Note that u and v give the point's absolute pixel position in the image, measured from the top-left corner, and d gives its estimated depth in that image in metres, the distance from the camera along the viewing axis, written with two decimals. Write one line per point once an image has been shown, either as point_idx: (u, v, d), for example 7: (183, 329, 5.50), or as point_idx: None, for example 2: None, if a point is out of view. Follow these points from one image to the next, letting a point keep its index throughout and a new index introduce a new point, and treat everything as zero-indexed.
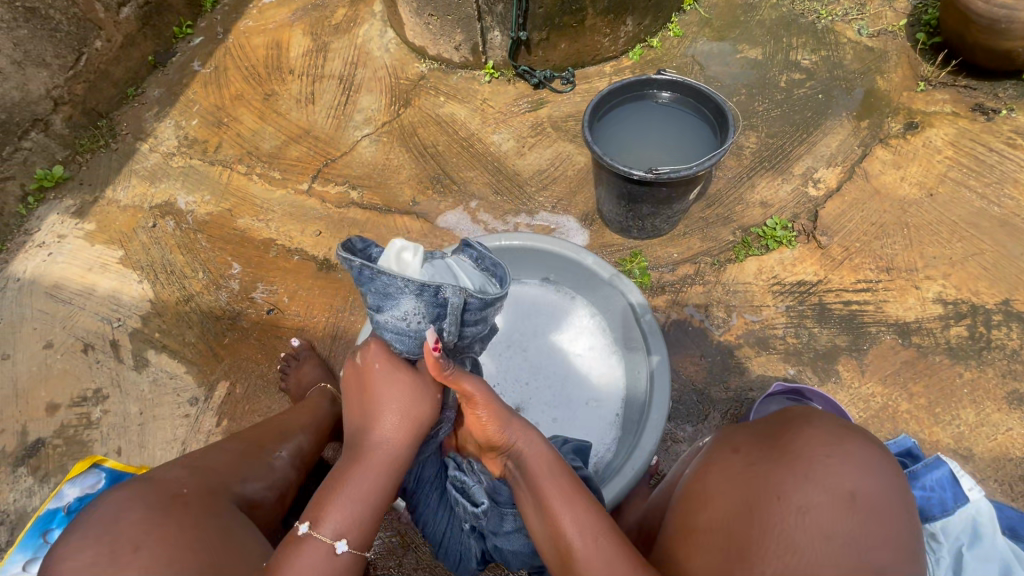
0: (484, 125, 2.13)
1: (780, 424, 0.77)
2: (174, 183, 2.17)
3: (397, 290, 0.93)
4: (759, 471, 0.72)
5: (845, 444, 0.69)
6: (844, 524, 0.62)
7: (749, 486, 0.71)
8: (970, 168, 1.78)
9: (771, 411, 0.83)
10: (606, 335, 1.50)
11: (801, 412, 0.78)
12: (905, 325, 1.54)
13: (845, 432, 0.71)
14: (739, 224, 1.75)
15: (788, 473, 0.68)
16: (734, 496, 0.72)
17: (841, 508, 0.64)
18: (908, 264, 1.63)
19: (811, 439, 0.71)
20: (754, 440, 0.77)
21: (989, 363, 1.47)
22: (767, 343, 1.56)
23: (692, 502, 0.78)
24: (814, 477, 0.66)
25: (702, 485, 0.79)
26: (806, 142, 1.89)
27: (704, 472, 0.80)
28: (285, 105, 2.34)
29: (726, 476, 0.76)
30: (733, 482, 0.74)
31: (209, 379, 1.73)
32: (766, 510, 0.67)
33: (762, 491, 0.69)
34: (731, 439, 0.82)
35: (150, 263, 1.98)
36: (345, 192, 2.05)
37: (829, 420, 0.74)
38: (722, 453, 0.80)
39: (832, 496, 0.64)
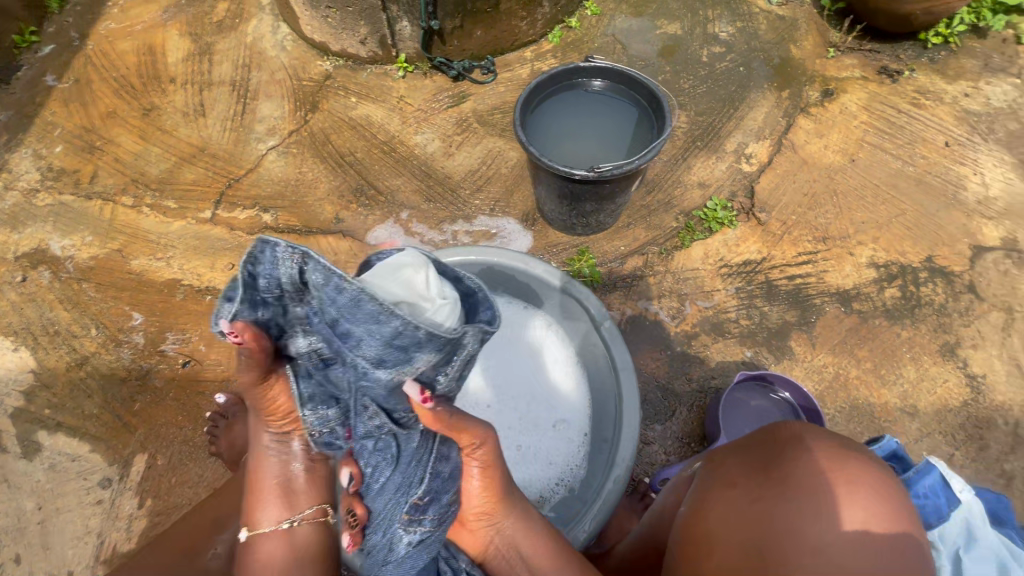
0: (404, 125, 1.96)
1: (771, 445, 0.75)
2: (42, 225, 1.84)
3: (416, 346, 0.75)
4: (765, 503, 0.68)
5: (847, 463, 0.68)
6: (863, 552, 0.60)
7: (758, 521, 0.67)
8: (884, 131, 1.85)
9: (760, 435, 0.81)
10: (564, 346, 1.42)
11: (795, 433, 0.75)
12: (846, 293, 1.59)
13: (843, 450, 0.70)
14: (681, 208, 1.72)
15: (796, 502, 0.65)
16: (742, 533, 0.67)
17: (856, 535, 0.61)
18: (841, 231, 1.68)
19: (813, 465, 0.68)
20: (749, 468, 0.74)
21: (922, 320, 1.55)
22: (722, 329, 1.55)
23: (693, 542, 0.73)
24: (824, 505, 0.64)
25: (702, 524, 0.73)
26: (734, 118, 1.88)
27: (702, 509, 0.75)
28: (170, 120, 2.03)
29: (728, 511, 0.71)
30: (737, 519, 0.69)
31: (123, 454, 1.49)
32: (781, 547, 0.63)
33: (773, 525, 0.65)
34: (722, 469, 0.78)
35: (25, 326, 1.67)
36: (256, 216, 1.82)
37: (825, 441, 0.72)
38: (719, 485, 0.75)
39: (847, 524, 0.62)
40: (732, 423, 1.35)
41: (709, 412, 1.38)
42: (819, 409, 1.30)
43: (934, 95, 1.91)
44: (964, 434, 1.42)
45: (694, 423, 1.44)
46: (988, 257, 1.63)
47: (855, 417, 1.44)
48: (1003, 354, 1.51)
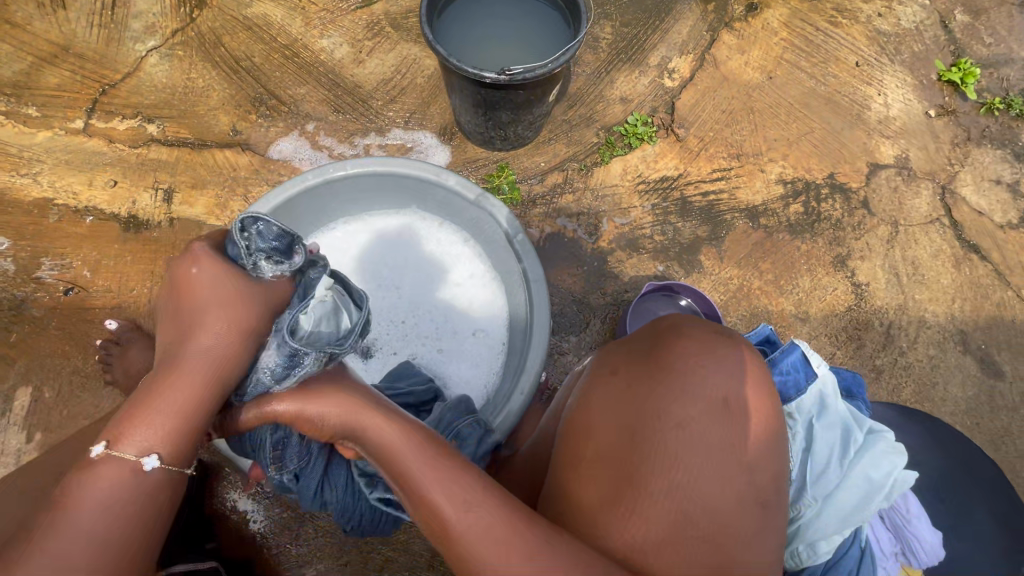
0: (308, 27, 1.76)
1: (654, 339, 0.77)
2: None
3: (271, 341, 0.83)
4: (640, 390, 0.71)
5: (716, 351, 0.71)
6: (719, 429, 0.67)
7: (632, 409, 0.70)
8: (801, 49, 1.86)
9: (641, 330, 0.83)
10: (484, 263, 1.42)
11: (672, 325, 0.79)
12: (754, 209, 1.65)
13: (715, 338, 0.73)
14: (602, 123, 1.69)
15: (667, 388, 0.69)
16: (618, 420, 0.70)
17: (715, 414, 0.67)
18: (755, 149, 1.72)
19: (686, 349, 0.72)
20: (632, 361, 0.76)
21: (820, 234, 1.64)
22: (637, 245, 1.58)
23: (575, 429, 0.75)
24: (691, 390, 0.68)
25: (585, 414, 0.75)
26: (659, 30, 1.83)
27: (586, 400, 0.77)
28: (21, 11, 1.72)
29: (608, 400, 0.73)
30: (615, 408, 0.72)
31: (2, 388, 1.37)
32: (650, 430, 0.67)
33: (644, 411, 0.69)
34: (610, 361, 0.80)
35: None
36: (139, 127, 1.62)
37: (698, 330, 0.75)
38: (600, 379, 0.78)
39: (709, 406, 0.67)
40: None
41: (620, 322, 1.43)
42: (718, 314, 1.38)
43: (851, 13, 1.92)
44: (846, 335, 1.56)
45: (606, 333, 1.50)
46: (882, 174, 1.73)
47: (753, 324, 1.54)
48: (886, 264, 1.64)
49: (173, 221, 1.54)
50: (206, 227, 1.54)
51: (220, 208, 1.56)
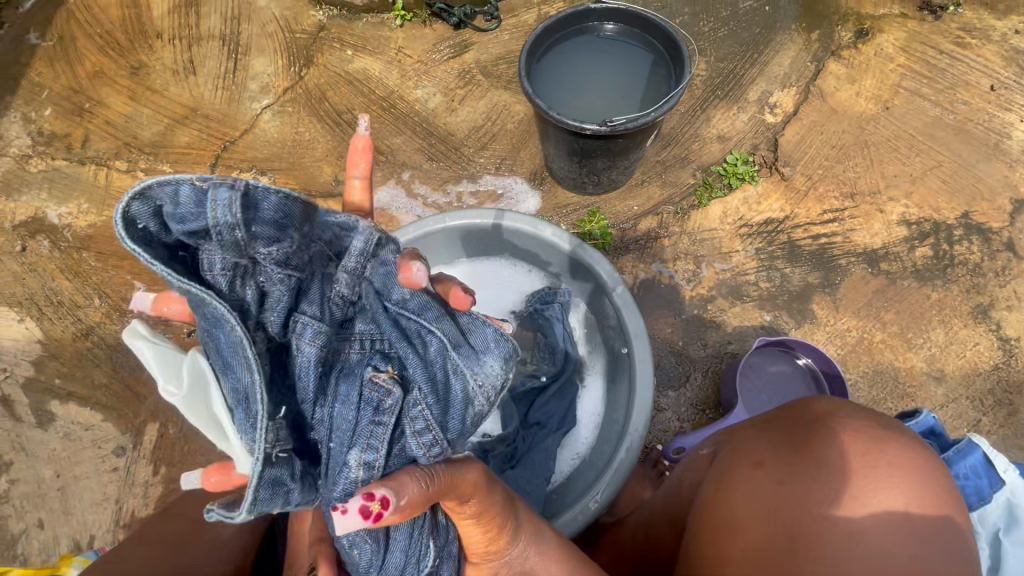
0: (404, 79, 1.85)
1: (803, 427, 0.68)
2: (38, 193, 1.81)
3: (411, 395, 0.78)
4: (793, 488, 0.62)
5: (885, 446, 0.61)
6: (906, 544, 0.54)
7: (782, 507, 0.61)
8: (922, 75, 1.70)
9: (786, 413, 0.75)
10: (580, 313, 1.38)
11: (826, 411, 0.70)
12: (873, 252, 1.50)
13: (882, 432, 0.63)
14: (698, 163, 1.62)
15: (825, 487, 0.60)
16: (767, 521, 0.62)
17: (894, 525, 0.56)
18: (871, 186, 1.57)
19: (844, 440, 0.63)
20: (779, 450, 0.68)
21: (955, 280, 1.46)
22: (740, 292, 1.48)
23: (716, 528, 0.67)
24: (859, 491, 0.58)
25: (725, 509, 0.67)
26: (758, 63, 1.74)
27: (725, 492, 0.69)
28: (159, 79, 1.95)
29: (752, 496, 0.65)
30: (759, 503, 0.64)
31: (133, 423, 1.49)
32: (807, 533, 0.58)
33: (797, 511, 0.60)
34: (751, 448, 0.72)
35: (29, 297, 1.65)
36: (253, 180, 1.75)
37: (855, 420, 0.66)
38: (741, 468, 0.70)
39: (885, 512, 0.56)
40: (749, 390, 1.30)
41: (726, 379, 1.33)
42: (841, 375, 1.24)
43: (980, 32, 1.74)
44: (992, 398, 1.36)
45: (709, 389, 1.40)
46: None
47: (877, 383, 1.38)
48: None
49: None
50: None
51: None
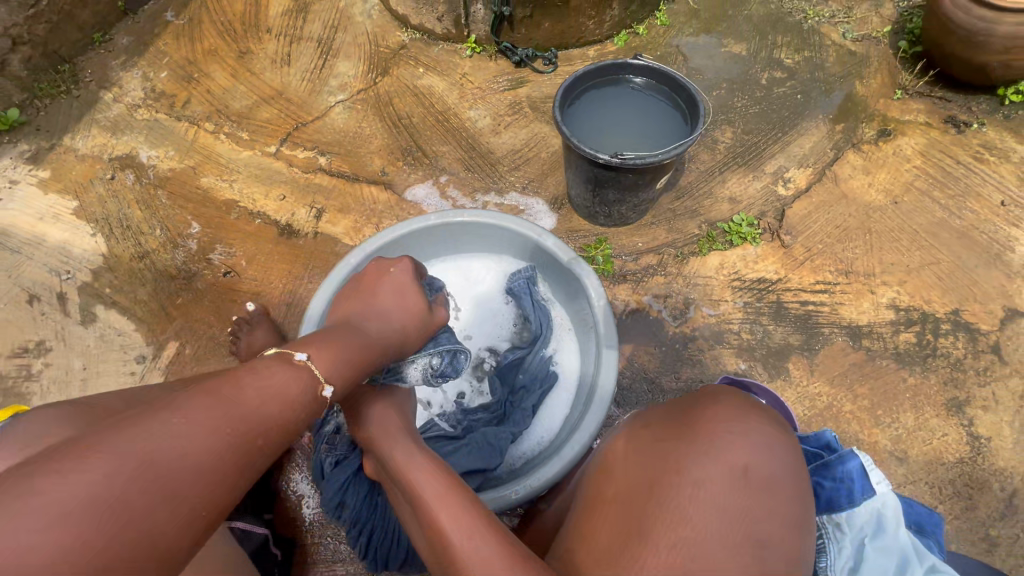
0: (461, 100, 2.09)
1: (689, 405, 0.78)
2: (137, 136, 2.11)
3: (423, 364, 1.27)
4: (663, 446, 0.71)
5: (744, 422, 0.72)
6: (738, 498, 0.64)
7: (650, 462, 0.70)
8: (936, 179, 1.80)
9: (680, 396, 0.85)
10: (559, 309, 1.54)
11: (706, 392, 0.81)
12: (857, 328, 1.57)
13: (747, 413, 0.73)
14: (706, 217, 1.75)
15: (687, 448, 0.69)
16: (634, 472, 0.71)
17: (734, 482, 0.65)
18: (867, 268, 1.65)
19: (718, 416, 0.73)
20: (663, 421, 0.78)
21: (934, 370, 1.50)
22: (720, 338, 1.57)
23: (596, 478, 0.76)
24: (713, 452, 0.68)
25: (608, 462, 0.77)
26: (781, 141, 1.89)
27: (612, 451, 0.79)
28: (259, 65, 2.27)
29: (637, 451, 0.74)
30: (640, 459, 0.72)
31: (159, 337, 1.68)
32: (663, 482, 0.67)
33: (660, 464, 0.70)
34: (643, 420, 0.82)
35: (104, 217, 1.91)
36: (313, 158, 1.98)
37: (729, 401, 0.77)
38: (634, 430, 0.79)
39: (729, 472, 0.66)
40: None
41: None
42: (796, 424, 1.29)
43: (1000, 152, 1.83)
44: (952, 489, 1.37)
45: None
46: (1020, 322, 1.56)
47: None
48: (1015, 422, 1.43)
49: (317, 235, 1.82)
50: (340, 244, 1.81)
51: (356, 231, 1.83)
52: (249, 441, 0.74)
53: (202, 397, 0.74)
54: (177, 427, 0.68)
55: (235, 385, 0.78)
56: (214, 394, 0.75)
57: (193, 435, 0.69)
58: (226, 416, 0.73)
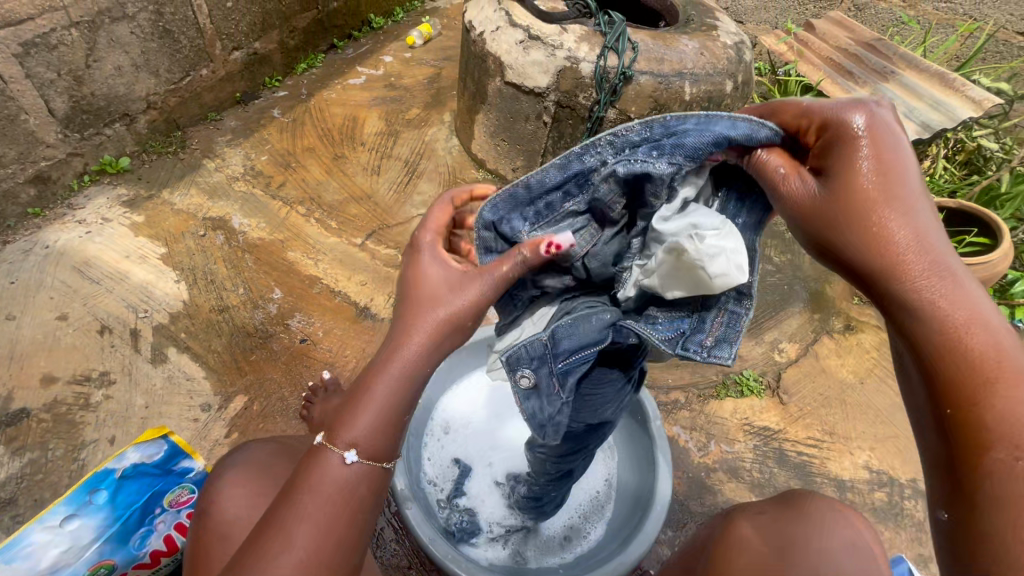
0: None
1: (791, 499, 1.09)
2: (232, 203, 2.31)
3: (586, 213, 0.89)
4: (782, 527, 1.01)
5: (842, 514, 1.02)
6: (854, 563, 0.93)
7: (780, 539, 0.99)
8: (889, 370, 2.29)
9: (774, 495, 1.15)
10: None
11: (794, 492, 1.11)
12: (842, 482, 1.89)
13: (841, 508, 1.04)
14: (721, 368, 2.12)
15: (805, 529, 0.99)
16: (768, 543, 1.00)
17: (848, 553, 0.94)
18: (845, 433, 2.03)
19: (819, 507, 1.03)
20: (774, 509, 1.07)
21: (902, 527, 1.81)
22: (737, 472, 1.83)
23: (729, 546, 1.04)
24: (825, 531, 0.98)
25: (735, 535, 1.05)
26: (774, 319, 2.38)
27: (734, 526, 1.07)
28: (352, 168, 2.60)
29: (757, 526, 1.04)
30: (770, 528, 1.02)
31: (228, 389, 1.75)
32: (795, 551, 0.96)
33: (788, 540, 0.98)
34: (753, 508, 1.11)
35: (191, 267, 2.05)
36: (394, 255, 2.25)
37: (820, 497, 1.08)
38: (747, 515, 1.08)
39: (844, 546, 0.95)
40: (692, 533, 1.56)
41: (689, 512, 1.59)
42: None
43: None
44: None
45: None
46: None
47: None
48: None
49: None
50: None
51: None
52: (352, 523, 0.81)
53: (301, 506, 0.79)
54: (281, 548, 0.76)
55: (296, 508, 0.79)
56: (290, 513, 0.78)
57: (297, 554, 0.76)
58: (314, 528, 0.78)
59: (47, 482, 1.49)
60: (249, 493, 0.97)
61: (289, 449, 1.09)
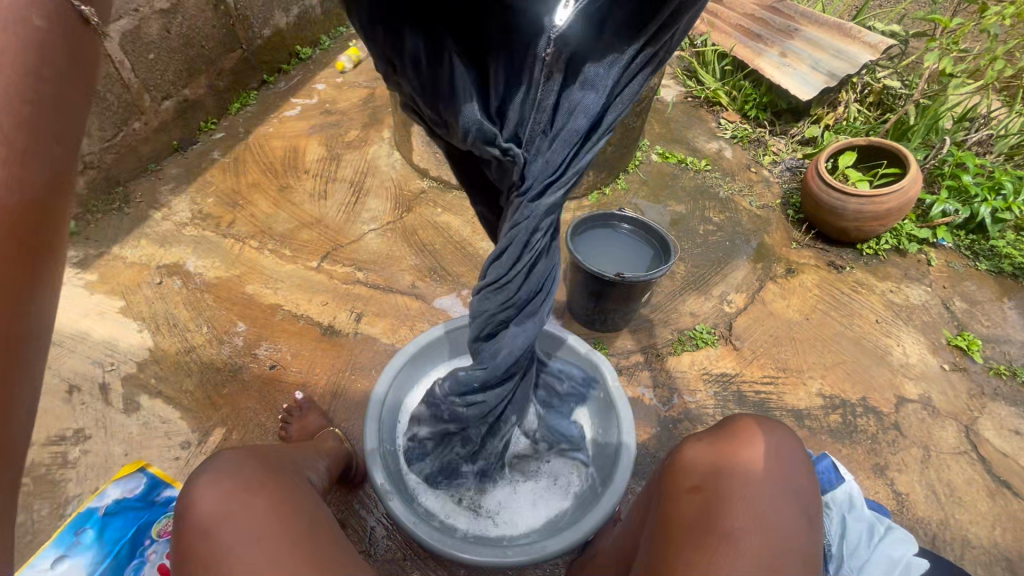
0: (474, 233, 2.56)
1: (725, 423, 1.21)
2: (184, 248, 2.34)
3: None
4: (718, 446, 1.12)
5: (767, 424, 1.15)
6: (777, 466, 1.05)
7: (716, 457, 1.10)
8: (831, 304, 2.45)
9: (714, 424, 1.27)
10: None
11: (729, 416, 1.23)
12: (799, 411, 2.03)
13: (767, 421, 1.16)
14: (676, 327, 2.24)
15: (735, 443, 1.11)
16: (706, 463, 1.10)
17: (772, 457, 1.07)
18: (797, 366, 2.17)
19: (748, 423, 1.16)
20: (711, 433, 1.19)
21: (858, 443, 1.96)
22: (701, 419, 1.96)
23: (676, 473, 1.14)
24: (752, 442, 1.10)
25: (681, 462, 1.15)
26: (720, 274, 2.51)
27: (679, 455, 1.17)
28: (299, 196, 2.64)
29: (697, 451, 1.15)
30: (708, 450, 1.13)
31: (204, 424, 1.80)
32: (728, 464, 1.07)
33: (722, 456, 1.09)
34: (695, 437, 1.22)
35: (151, 315, 2.08)
36: (352, 272, 2.32)
37: (749, 416, 1.20)
38: (690, 442, 1.19)
39: (767, 451, 1.08)
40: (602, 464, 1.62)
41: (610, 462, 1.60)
42: None
43: (868, 286, 2.55)
44: None
45: None
46: (908, 406, 2.09)
47: None
48: (923, 481, 1.88)
49: (357, 334, 2.10)
50: (379, 342, 2.09)
51: (392, 331, 2.13)
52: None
53: None
54: None
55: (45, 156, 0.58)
56: None
57: None
58: None
59: (37, 542, 1.53)
60: (221, 490, 0.87)
61: (256, 454, 1.03)
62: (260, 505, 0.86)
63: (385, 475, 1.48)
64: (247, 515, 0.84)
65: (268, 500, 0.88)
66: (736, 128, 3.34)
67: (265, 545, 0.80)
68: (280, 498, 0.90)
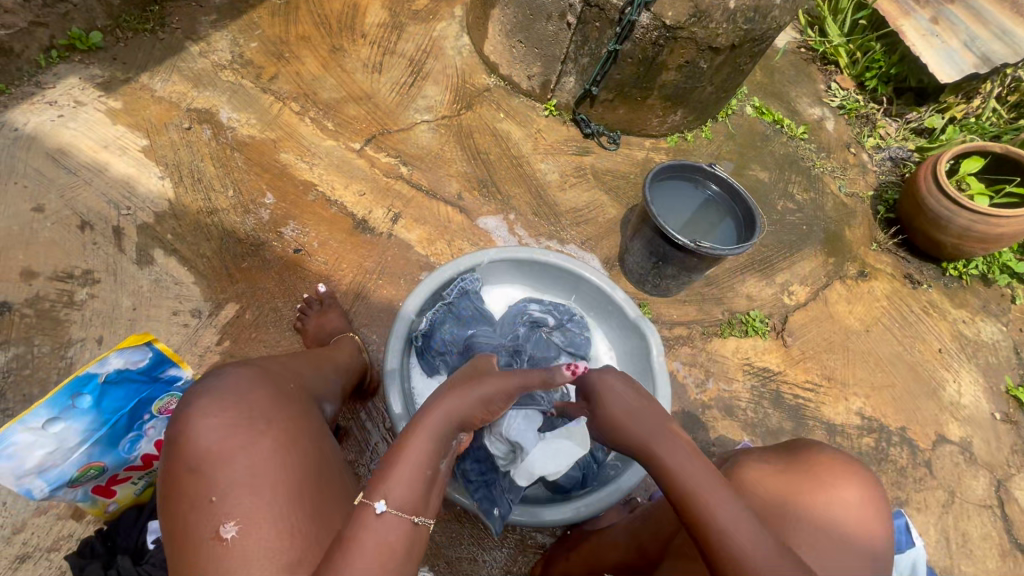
0: (534, 151, 2.29)
1: (797, 450, 1.07)
2: (219, 95, 2.10)
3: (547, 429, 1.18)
4: (786, 479, 1.00)
5: (852, 466, 1.00)
6: (853, 521, 0.93)
7: (781, 489, 0.98)
8: (897, 320, 2.24)
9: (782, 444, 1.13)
10: (604, 349, 1.71)
11: (803, 443, 1.09)
12: (833, 425, 1.91)
13: (853, 465, 1.01)
14: (728, 307, 2.06)
15: (806, 482, 0.98)
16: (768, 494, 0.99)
17: (851, 511, 0.94)
18: (843, 378, 2.02)
19: (827, 460, 1.01)
20: (777, 458, 1.06)
21: (884, 472, 1.86)
22: (731, 410, 1.85)
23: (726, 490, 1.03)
24: (828, 487, 0.96)
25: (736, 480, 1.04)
26: (789, 260, 2.29)
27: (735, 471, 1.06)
28: (351, 63, 2.33)
29: (759, 474, 1.03)
30: (773, 478, 1.01)
31: (218, 296, 1.69)
32: (796, 504, 0.95)
33: (792, 492, 0.97)
34: (756, 453, 1.10)
35: (175, 162, 1.90)
36: (395, 165, 2.09)
37: (827, 449, 1.05)
38: (752, 461, 1.06)
39: (845, 504, 0.94)
40: None
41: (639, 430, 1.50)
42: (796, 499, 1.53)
43: (940, 310, 2.32)
44: None
45: None
46: (946, 447, 1.96)
47: None
48: (938, 525, 1.80)
49: (391, 236, 1.92)
50: (413, 250, 1.92)
51: (428, 242, 1.95)
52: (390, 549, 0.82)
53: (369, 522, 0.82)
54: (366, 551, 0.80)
55: (446, 398, 0.95)
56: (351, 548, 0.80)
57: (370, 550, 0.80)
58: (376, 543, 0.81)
59: (34, 379, 1.47)
60: (225, 421, 0.92)
61: (267, 375, 1.06)
62: (260, 448, 0.91)
63: (401, 400, 1.38)
64: (245, 463, 0.89)
65: (270, 442, 0.93)
66: (846, 97, 2.92)
67: (259, 505, 0.86)
68: (279, 441, 0.94)
